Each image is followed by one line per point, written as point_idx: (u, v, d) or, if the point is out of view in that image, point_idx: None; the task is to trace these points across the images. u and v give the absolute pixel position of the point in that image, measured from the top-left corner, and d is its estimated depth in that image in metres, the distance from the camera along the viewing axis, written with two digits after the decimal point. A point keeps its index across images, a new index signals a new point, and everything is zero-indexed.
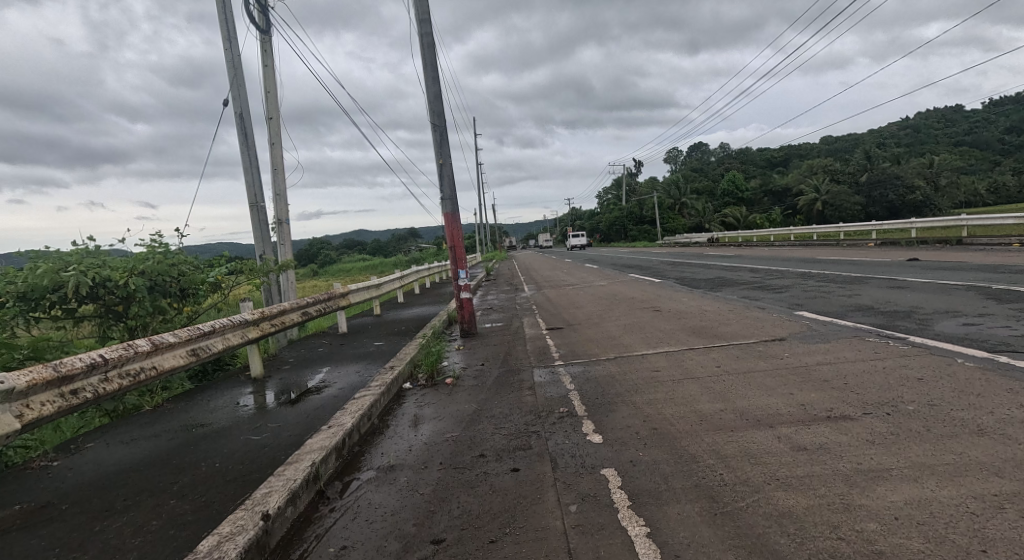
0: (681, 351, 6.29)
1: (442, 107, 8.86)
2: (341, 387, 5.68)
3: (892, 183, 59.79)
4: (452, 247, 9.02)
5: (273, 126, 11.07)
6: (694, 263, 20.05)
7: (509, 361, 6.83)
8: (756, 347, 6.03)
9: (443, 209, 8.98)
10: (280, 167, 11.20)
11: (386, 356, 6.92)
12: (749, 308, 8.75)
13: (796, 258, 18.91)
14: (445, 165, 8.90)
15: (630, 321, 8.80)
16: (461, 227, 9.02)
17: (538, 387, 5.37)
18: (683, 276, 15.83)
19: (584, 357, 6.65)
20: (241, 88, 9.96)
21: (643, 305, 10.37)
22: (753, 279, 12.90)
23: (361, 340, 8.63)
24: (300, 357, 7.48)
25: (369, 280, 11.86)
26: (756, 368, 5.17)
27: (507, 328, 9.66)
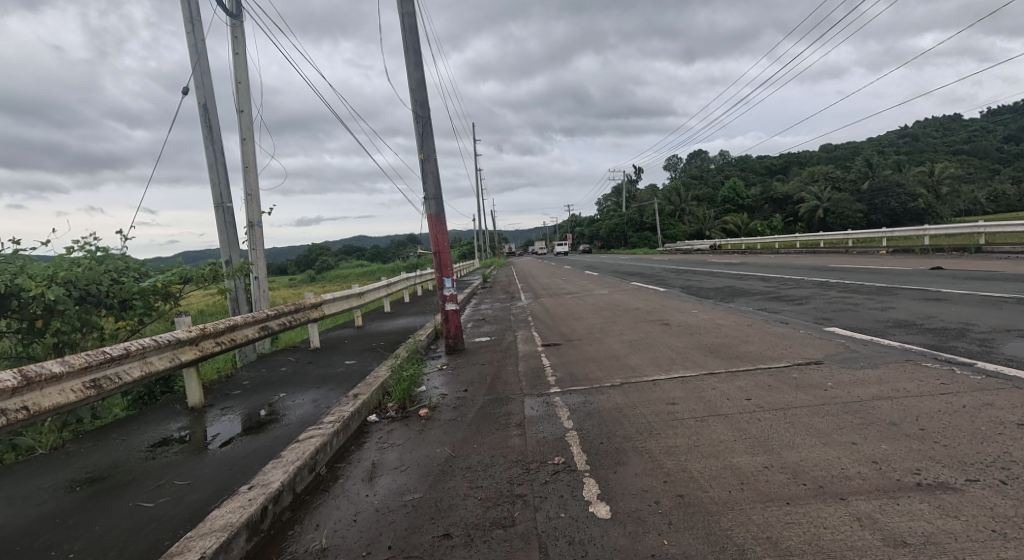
0: (699, 376, 5.33)
1: (425, 96, 7.94)
2: (292, 421, 4.70)
3: (894, 191, 59.11)
4: (437, 254, 8.08)
5: (245, 120, 10.15)
6: (699, 272, 19.07)
7: (497, 386, 5.84)
8: (790, 372, 5.07)
9: (426, 210, 8.04)
10: (252, 165, 10.27)
11: (354, 379, 5.94)
12: (770, 322, 7.78)
13: (808, 266, 17.95)
14: (429, 161, 7.97)
15: (635, 337, 7.83)
16: (446, 231, 8.09)
17: (528, 424, 4.40)
18: (690, 285, 14.86)
19: (584, 382, 5.68)
20: (206, 77, 9.03)
21: (650, 318, 9.41)
22: (766, 289, 11.94)
23: (333, 357, 7.65)
24: (257, 379, 6.50)
25: (349, 288, 10.89)
26: (797, 402, 4.21)
27: (498, 343, 8.68)
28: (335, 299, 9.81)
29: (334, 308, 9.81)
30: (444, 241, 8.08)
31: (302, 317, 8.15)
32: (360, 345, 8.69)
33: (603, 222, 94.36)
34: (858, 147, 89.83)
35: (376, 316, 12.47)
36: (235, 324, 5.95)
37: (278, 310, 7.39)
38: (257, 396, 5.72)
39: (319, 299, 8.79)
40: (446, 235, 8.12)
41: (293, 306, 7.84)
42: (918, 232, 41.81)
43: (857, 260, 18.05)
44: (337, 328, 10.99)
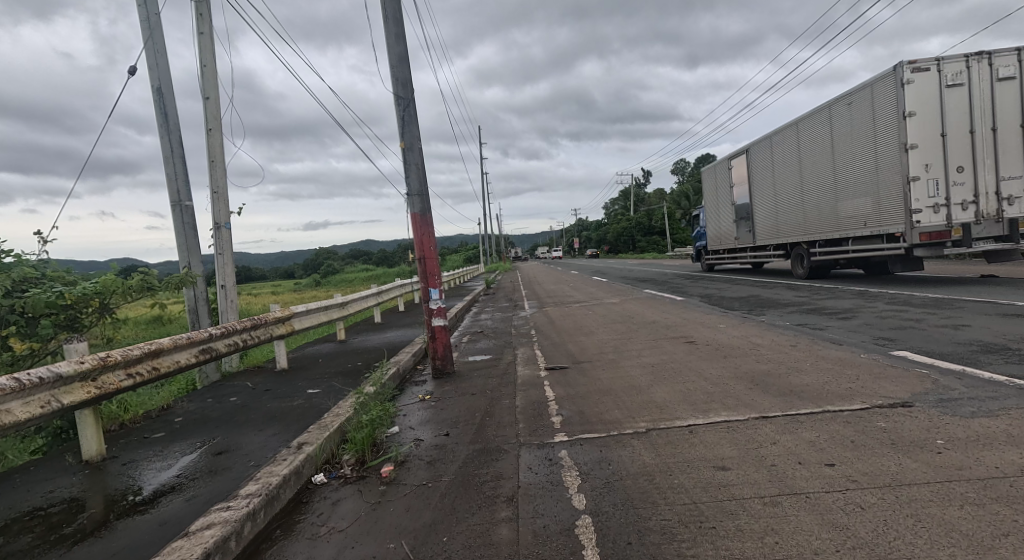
0: (748, 421, 4.08)
1: (407, 74, 6.79)
2: (208, 484, 3.49)
3: None
4: (422, 260, 6.89)
5: (211, 108, 9.00)
6: (718, 279, 17.75)
7: (487, 429, 4.63)
8: (876, 420, 3.78)
9: (409, 209, 6.87)
10: (219, 160, 9.10)
11: (306, 418, 4.71)
12: (819, 343, 6.51)
13: (838, 273, 16.62)
14: (412, 151, 6.82)
15: (656, 360, 6.58)
16: (433, 233, 6.91)
17: (523, 499, 3.17)
18: (710, 294, 13.59)
19: (597, 426, 4.44)
20: (160, 57, 7.85)
21: (670, 335, 8.14)
22: (799, 300, 10.62)
23: (296, 383, 6.44)
24: (195, 414, 5.31)
25: (330, 299, 9.70)
26: (906, 474, 2.93)
27: (495, 365, 7.44)
28: (311, 310, 8.71)
29: (309, 320, 8.69)
30: (431, 245, 6.88)
31: (266, 332, 7.01)
32: (333, 367, 7.47)
33: (612, 226, 93.02)
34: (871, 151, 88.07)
35: (363, 329, 11.24)
36: (161, 348, 4.76)
37: (236, 323, 6.26)
38: (182, 439, 4.52)
39: (289, 310, 7.67)
40: (435, 238, 6.94)
41: (256, 319, 6.71)
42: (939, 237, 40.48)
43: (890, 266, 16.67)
44: (316, 343, 9.78)
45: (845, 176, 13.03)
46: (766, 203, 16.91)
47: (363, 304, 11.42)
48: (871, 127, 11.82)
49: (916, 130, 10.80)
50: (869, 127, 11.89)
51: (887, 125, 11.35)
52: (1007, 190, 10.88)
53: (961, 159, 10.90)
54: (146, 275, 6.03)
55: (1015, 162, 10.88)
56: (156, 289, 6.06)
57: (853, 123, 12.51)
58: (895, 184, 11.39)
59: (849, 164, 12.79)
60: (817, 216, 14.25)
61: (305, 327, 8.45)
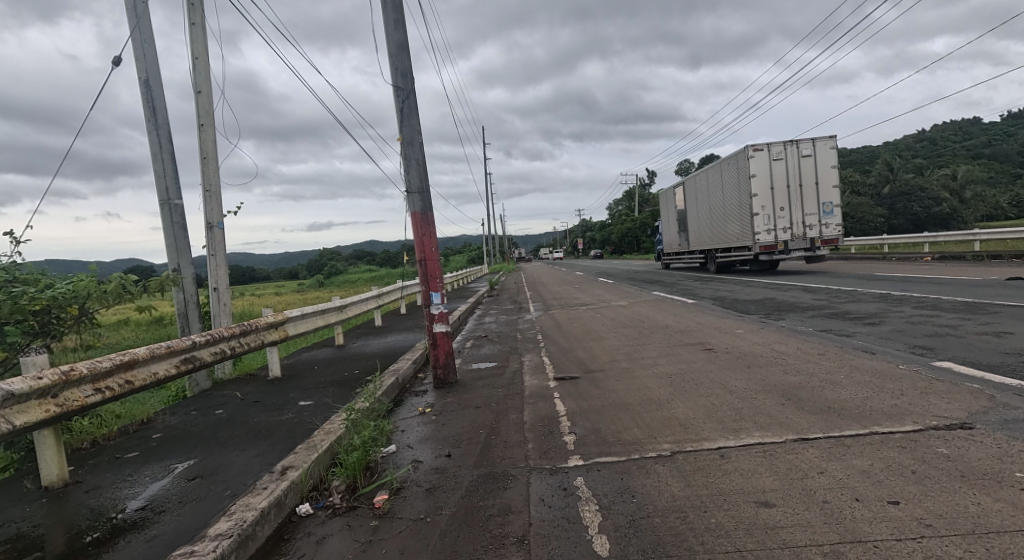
0: (787, 444, 3.63)
1: (407, 63, 6.37)
2: (176, 517, 3.06)
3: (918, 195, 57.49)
4: (423, 262, 6.46)
5: (203, 103, 8.59)
6: (729, 281, 17.28)
7: (493, 450, 4.20)
8: (935, 445, 3.33)
9: (410, 207, 6.45)
10: (211, 156, 8.69)
11: (295, 435, 4.28)
12: (849, 351, 6.05)
13: (853, 275, 16.11)
14: (413, 145, 6.39)
15: (673, 369, 6.14)
16: (434, 233, 6.49)
17: (536, 541, 2.73)
18: (722, 296, 13.12)
19: (616, 446, 3.99)
20: (147, 47, 7.44)
21: (686, 342, 7.68)
22: (818, 303, 10.13)
23: (288, 393, 6.01)
24: (176, 429, 4.88)
25: (327, 302, 9.30)
26: (991, 518, 2.48)
27: (500, 374, 6.99)
28: (308, 314, 8.30)
29: (305, 325, 8.30)
30: (433, 246, 6.46)
31: (258, 338, 6.60)
32: (329, 374, 7.04)
33: (616, 226, 92.48)
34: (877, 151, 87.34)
35: (362, 333, 10.80)
36: (136, 359, 4.33)
37: (225, 330, 5.85)
38: (158, 458, 4.09)
39: (283, 315, 7.27)
40: (437, 239, 6.52)
41: (246, 324, 6.31)
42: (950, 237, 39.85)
43: (907, 268, 16.15)
44: (312, 349, 9.34)
45: (730, 209, 19.39)
46: (708, 217, 21.50)
47: (363, 307, 11.02)
48: (739, 181, 18.17)
49: (757, 183, 17.25)
50: (733, 183, 18.58)
51: (738, 184, 18.19)
52: (809, 221, 17.50)
53: (783, 202, 17.32)
54: (121, 277, 5.61)
55: (811, 205, 17.53)
56: (134, 292, 5.65)
57: (733, 175, 18.76)
58: (745, 221, 18.09)
59: (726, 205, 19.63)
60: (715, 233, 21.01)
61: (301, 332, 8.05)
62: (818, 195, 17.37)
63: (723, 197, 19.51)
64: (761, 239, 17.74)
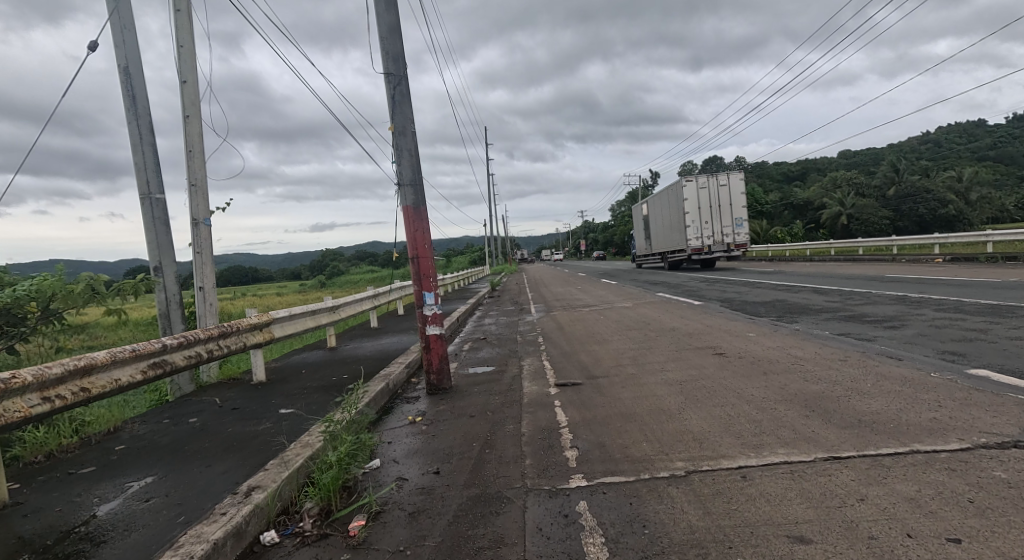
0: (817, 463, 3.21)
1: (399, 47, 5.98)
2: (117, 548, 2.65)
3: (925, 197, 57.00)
4: (415, 259, 6.08)
5: (188, 93, 8.20)
6: (736, 282, 16.85)
7: (486, 466, 3.79)
8: (991, 468, 2.91)
9: (402, 202, 6.07)
10: (197, 149, 8.29)
11: (269, 448, 3.88)
12: (873, 357, 5.63)
13: (864, 276, 15.66)
14: (404, 135, 6.01)
15: (682, 375, 5.73)
16: (427, 228, 6.10)
17: None
18: (731, 298, 12.69)
19: (623, 464, 3.58)
20: (127, 33, 7.06)
21: (695, 346, 7.26)
22: (832, 305, 9.71)
23: (271, 399, 5.62)
24: (144, 440, 4.48)
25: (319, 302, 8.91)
26: None
27: (499, 379, 6.59)
28: (297, 314, 7.90)
29: (294, 326, 7.90)
30: (426, 242, 6.07)
31: (240, 340, 6.19)
32: (317, 378, 6.64)
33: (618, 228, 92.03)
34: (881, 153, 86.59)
35: (357, 335, 10.40)
36: (94, 363, 3.96)
37: (202, 331, 5.44)
38: (116, 474, 3.69)
39: (268, 315, 6.87)
40: (430, 236, 6.13)
41: (227, 325, 5.90)
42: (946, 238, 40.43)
43: (922, 269, 15.66)
44: (303, 351, 8.96)
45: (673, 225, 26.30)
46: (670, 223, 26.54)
47: (358, 307, 10.60)
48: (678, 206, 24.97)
49: (689, 207, 23.81)
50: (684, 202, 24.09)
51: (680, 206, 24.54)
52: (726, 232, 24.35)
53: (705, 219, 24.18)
54: (89, 277, 5.17)
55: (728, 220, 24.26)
56: (104, 293, 5.20)
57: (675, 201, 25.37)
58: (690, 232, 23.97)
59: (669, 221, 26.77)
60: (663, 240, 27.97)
61: (288, 333, 7.64)
62: (729, 214, 24.34)
63: (675, 210, 25.54)
64: (692, 245, 24.29)
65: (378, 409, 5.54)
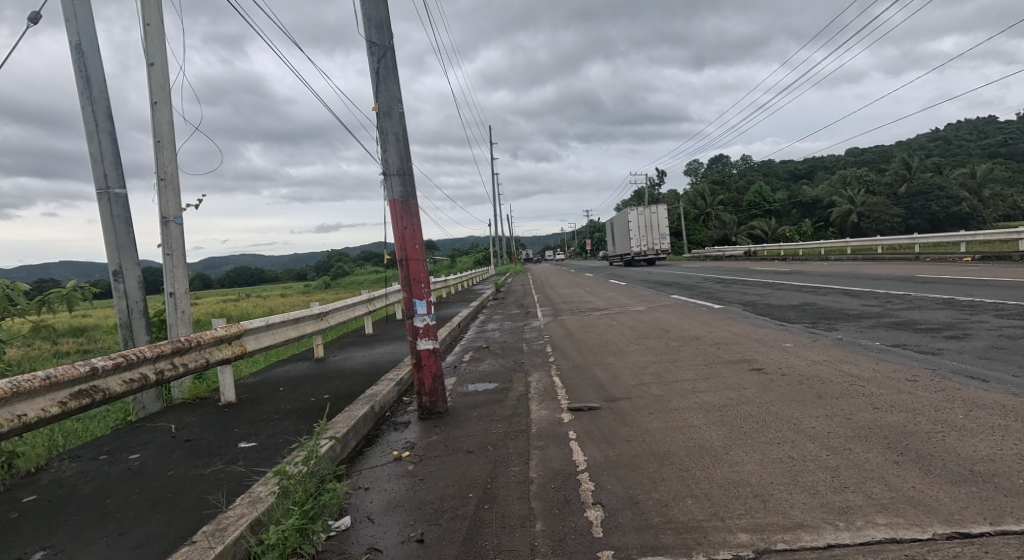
0: (941, 545, 2.31)
1: (384, 13, 5.12)
2: None
3: None
4: (404, 262, 5.22)
5: (156, 77, 7.33)
6: (754, 284, 15.90)
7: (484, 533, 2.90)
8: None
9: (388, 195, 5.21)
10: (166, 140, 7.43)
11: (205, 508, 3.00)
12: (949, 377, 4.71)
13: (892, 277, 14.70)
14: (390, 116, 5.14)
15: (718, 398, 4.84)
16: (418, 226, 5.24)
17: None
18: (753, 302, 11.75)
19: (666, 535, 2.68)
20: (79, 5, 6.24)
21: (726, 359, 6.36)
22: (870, 311, 8.78)
23: (233, 429, 4.75)
24: (62, 488, 3.62)
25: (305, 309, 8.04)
26: None
27: (502, 400, 5.70)
28: (277, 323, 7.00)
29: (274, 337, 7.00)
30: (417, 241, 5.23)
31: (201, 356, 5.30)
32: (294, 399, 5.77)
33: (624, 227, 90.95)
34: (891, 149, 85.20)
35: (348, 345, 9.53)
36: None
37: (149, 348, 4.55)
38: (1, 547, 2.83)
39: (239, 326, 5.98)
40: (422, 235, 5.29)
41: (184, 340, 5.00)
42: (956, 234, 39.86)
43: (953, 269, 14.66)
44: (287, 365, 8.09)
45: None
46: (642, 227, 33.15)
47: (349, 312, 9.72)
48: None
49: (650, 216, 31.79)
50: None
51: None
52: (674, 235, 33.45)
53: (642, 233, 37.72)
54: (6, 287, 4.87)
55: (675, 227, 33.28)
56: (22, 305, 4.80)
57: None
58: None
59: None
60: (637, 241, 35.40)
61: (267, 345, 6.75)
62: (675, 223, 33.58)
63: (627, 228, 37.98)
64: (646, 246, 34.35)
65: (358, 440, 4.67)
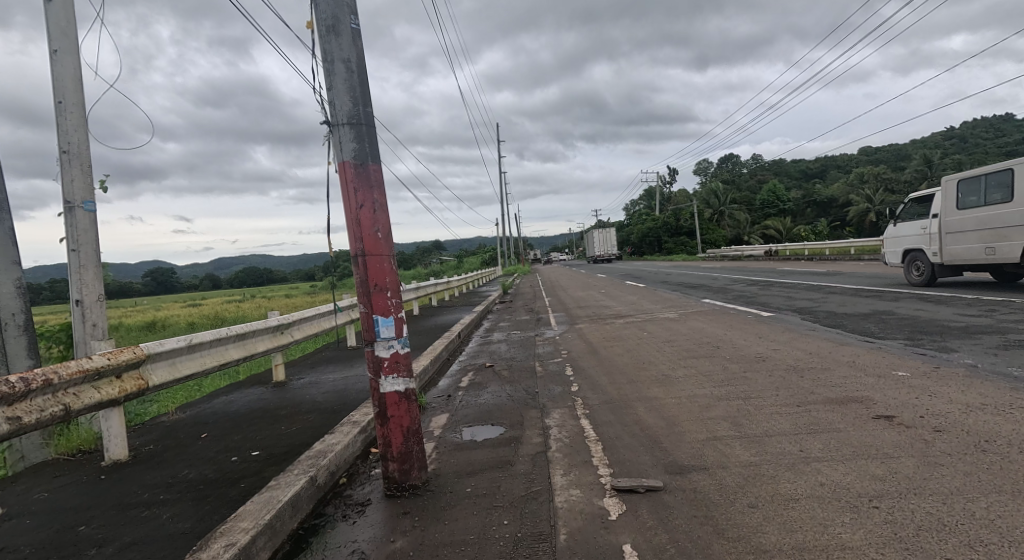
0: None
1: None
2: None
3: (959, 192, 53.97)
4: (362, 260, 3.42)
5: (54, 16, 5.54)
6: (796, 287, 13.99)
7: None
8: None
9: (336, 156, 3.43)
10: (70, 102, 5.65)
11: None
12: None
13: (960, 279, 12.73)
14: (338, 33, 3.35)
15: (862, 479, 2.98)
16: (383, 204, 3.48)
17: None
18: (809, 310, 9.87)
19: None
20: None
21: (826, 398, 4.51)
22: (978, 324, 6.89)
23: (78, 528, 2.94)
24: None
25: (261, 321, 6.24)
26: None
27: (512, 463, 3.86)
28: (208, 343, 5.16)
29: (206, 361, 5.16)
30: (382, 230, 3.46)
31: (56, 401, 3.48)
32: (207, 460, 3.93)
33: (634, 227, 88.94)
34: (911, 146, 82.74)
35: (321, 365, 7.70)
36: None
37: None
38: None
39: (138, 351, 4.18)
40: (390, 218, 3.53)
41: (17, 381, 3.20)
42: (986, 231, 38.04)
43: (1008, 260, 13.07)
44: (233, 394, 6.27)
45: None
46: None
47: (319, 324, 7.87)
48: None
49: None
50: None
51: None
52: None
53: None
54: None
55: None
56: None
57: None
58: None
59: None
60: None
61: (192, 374, 4.90)
62: None
63: None
64: None
65: (273, 551, 2.86)
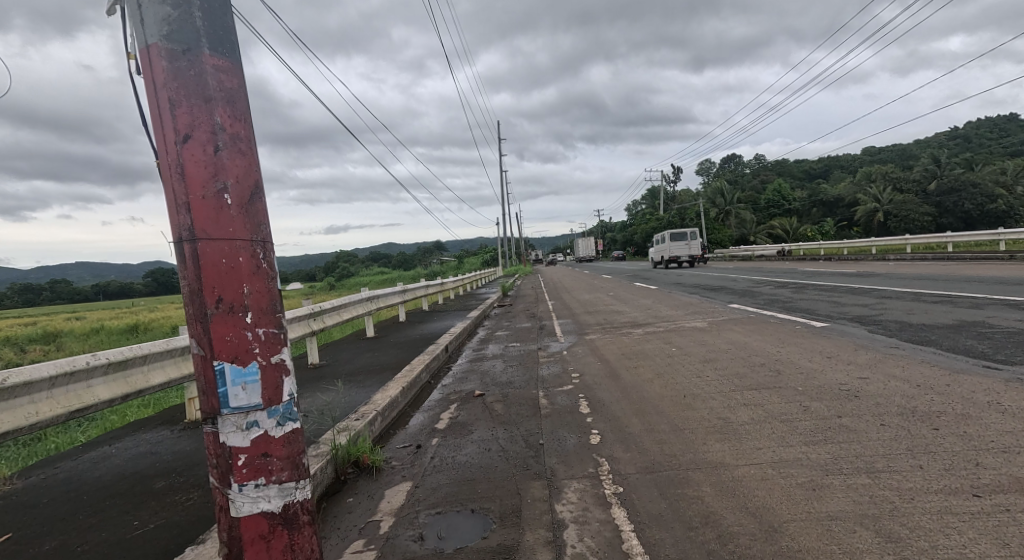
0: None
1: None
2: None
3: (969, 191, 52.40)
4: (197, 248, 1.66)
5: None
6: (835, 290, 12.27)
7: None
8: None
9: (140, 38, 1.68)
10: None
11: None
12: None
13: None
14: None
15: None
16: (244, 136, 1.74)
17: None
18: (871, 319, 8.14)
19: None
20: None
21: (1016, 481, 2.76)
22: None
23: None
24: None
25: (159, 343, 4.49)
26: None
27: None
28: (45, 382, 3.40)
29: (40, 409, 3.37)
30: (237, 190, 1.72)
31: None
32: None
33: (637, 227, 87.41)
34: (921, 144, 81.03)
35: None
36: None
37: None
38: None
39: None
40: (257, 163, 1.79)
41: None
42: (1002, 229, 36.48)
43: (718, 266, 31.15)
44: (122, 443, 4.52)
45: None
46: None
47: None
48: None
49: None
50: None
51: None
52: None
53: None
54: None
55: None
56: None
57: None
58: None
59: None
60: None
61: (4, 433, 3.12)
62: None
63: None
64: None
65: None
